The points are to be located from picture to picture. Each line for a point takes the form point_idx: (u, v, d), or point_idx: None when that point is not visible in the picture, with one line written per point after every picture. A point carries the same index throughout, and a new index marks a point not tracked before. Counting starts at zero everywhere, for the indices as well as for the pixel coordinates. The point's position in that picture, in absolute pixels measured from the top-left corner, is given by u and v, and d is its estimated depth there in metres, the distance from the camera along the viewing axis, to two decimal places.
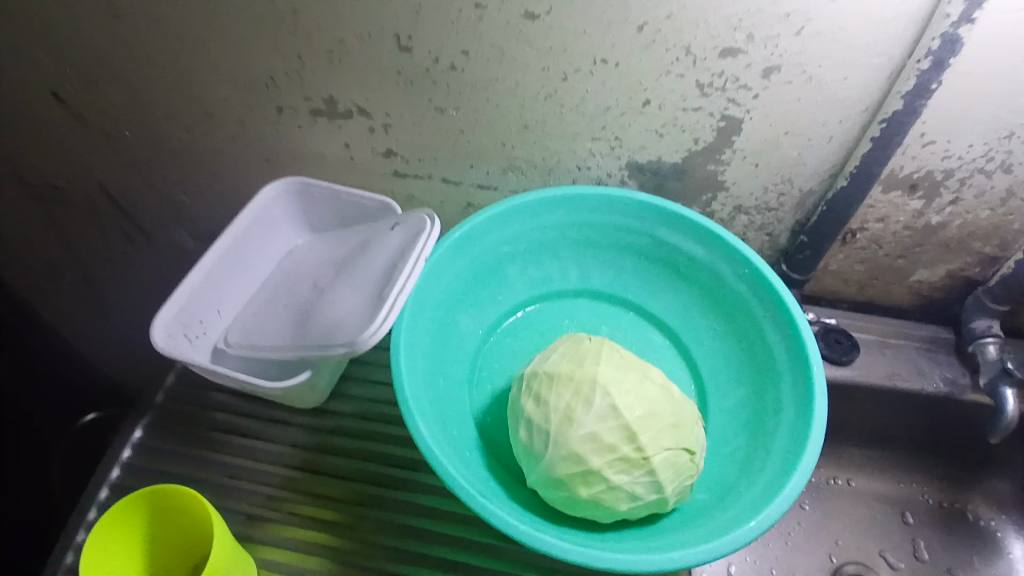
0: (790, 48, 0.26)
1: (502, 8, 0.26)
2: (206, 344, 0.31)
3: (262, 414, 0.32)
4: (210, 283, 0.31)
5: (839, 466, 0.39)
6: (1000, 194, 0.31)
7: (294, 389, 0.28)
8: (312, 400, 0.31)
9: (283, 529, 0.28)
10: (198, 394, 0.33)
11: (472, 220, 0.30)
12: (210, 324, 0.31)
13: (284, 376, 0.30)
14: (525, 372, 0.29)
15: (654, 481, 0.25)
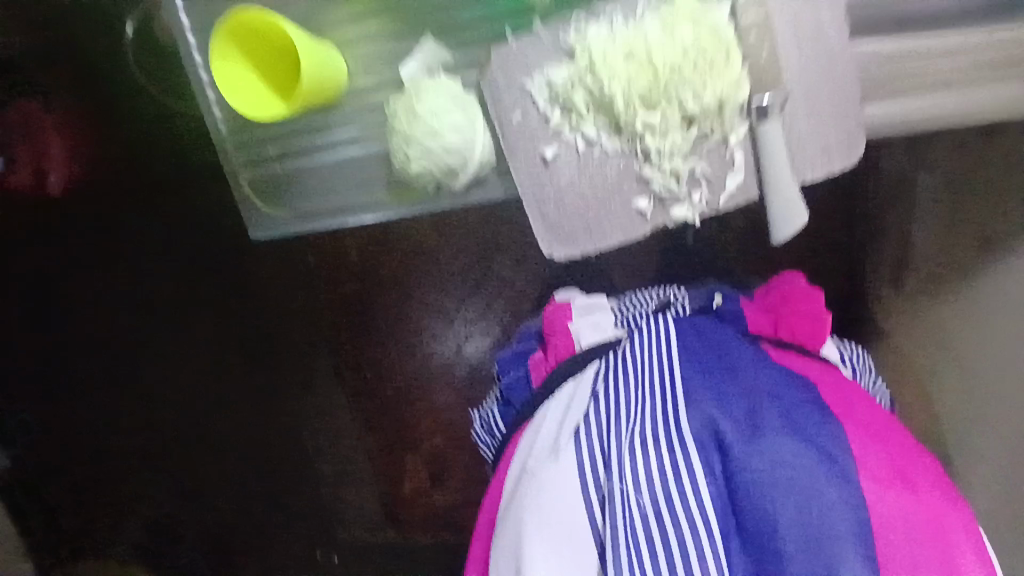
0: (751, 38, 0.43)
1: (501, 104, 0.48)
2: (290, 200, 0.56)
3: (237, 192, 0.56)
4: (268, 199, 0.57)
5: (533, 163, 0.48)
6: (710, 115, 0.44)
7: (250, 213, 0.58)
8: (256, 225, 0.58)
9: (278, 199, 0.56)
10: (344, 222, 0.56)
11: (414, 52, 0.50)
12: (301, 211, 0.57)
13: (253, 215, 0.58)
14: (393, 109, 0.48)
15: (373, 80, 0.51)
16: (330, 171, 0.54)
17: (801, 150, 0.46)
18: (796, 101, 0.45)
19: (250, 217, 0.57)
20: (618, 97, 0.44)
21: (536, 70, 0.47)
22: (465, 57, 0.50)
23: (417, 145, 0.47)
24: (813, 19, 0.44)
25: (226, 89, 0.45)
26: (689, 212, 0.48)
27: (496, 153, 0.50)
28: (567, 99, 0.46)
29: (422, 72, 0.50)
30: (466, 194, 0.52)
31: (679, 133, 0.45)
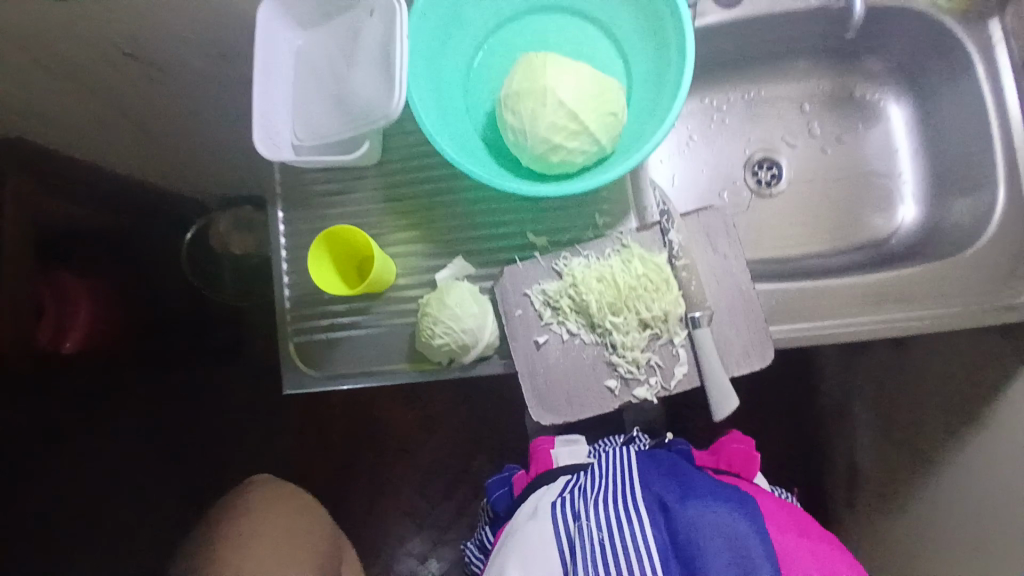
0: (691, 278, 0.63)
1: (508, 304, 0.65)
2: (330, 360, 0.69)
3: (285, 353, 0.69)
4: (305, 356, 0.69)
5: (529, 348, 0.64)
6: (659, 324, 0.62)
7: (290, 373, 0.69)
8: (292, 383, 0.69)
9: (319, 361, 0.69)
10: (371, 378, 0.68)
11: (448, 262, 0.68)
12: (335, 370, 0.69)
13: (292, 375, 0.69)
14: (426, 297, 0.64)
15: (413, 277, 0.69)
16: (364, 342, 0.69)
17: (728, 352, 0.62)
18: (726, 323, 0.62)
19: (290, 376, 0.69)
20: (592, 303, 0.62)
21: (535, 282, 0.65)
22: (483, 269, 0.68)
23: (441, 323, 0.62)
24: (725, 266, 0.63)
25: (316, 280, 0.61)
26: (649, 391, 0.61)
27: (499, 336, 0.66)
28: (556, 303, 0.63)
29: (450, 277, 0.67)
30: (472, 366, 0.66)
31: (637, 331, 0.62)
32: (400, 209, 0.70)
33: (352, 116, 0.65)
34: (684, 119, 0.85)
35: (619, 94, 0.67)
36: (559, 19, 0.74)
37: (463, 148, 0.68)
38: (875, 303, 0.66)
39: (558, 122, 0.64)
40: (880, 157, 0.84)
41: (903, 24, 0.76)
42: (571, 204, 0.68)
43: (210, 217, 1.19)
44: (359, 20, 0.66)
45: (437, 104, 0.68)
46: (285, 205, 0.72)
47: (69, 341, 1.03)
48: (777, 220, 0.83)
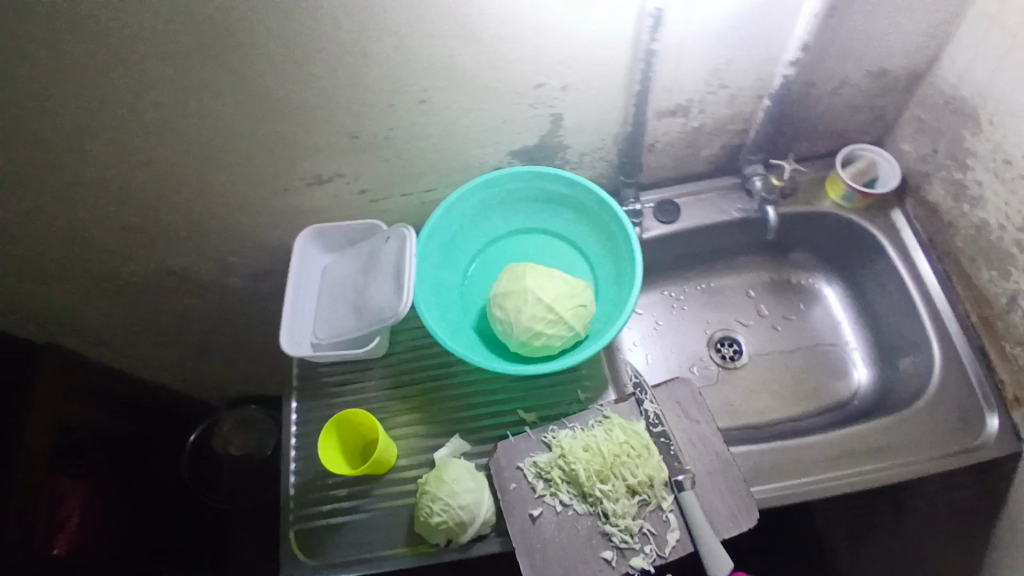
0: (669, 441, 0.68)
1: (502, 479, 0.68)
2: (328, 548, 0.69)
3: (283, 542, 0.70)
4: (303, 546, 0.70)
5: (525, 522, 0.66)
6: (647, 490, 0.65)
7: (286, 565, 0.69)
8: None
9: (318, 550, 0.69)
10: (369, 567, 0.68)
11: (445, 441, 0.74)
12: (332, 561, 0.69)
13: (289, 567, 0.69)
14: (426, 476, 0.68)
15: (412, 458, 0.74)
16: (363, 527, 0.70)
17: (715, 514, 0.64)
18: (708, 482, 0.66)
19: (287, 568, 0.68)
20: (581, 472, 0.66)
21: (526, 455, 0.70)
22: (479, 445, 0.73)
23: (439, 502, 0.65)
24: (699, 431, 0.69)
25: (325, 461, 0.68)
26: (645, 561, 0.63)
27: (495, 513, 0.68)
28: (548, 474, 0.67)
29: (448, 454, 0.72)
30: (469, 547, 0.67)
31: (626, 498, 0.65)
32: (402, 394, 0.78)
33: (367, 316, 0.78)
34: (649, 308, 0.99)
35: (588, 290, 0.80)
36: (537, 238, 0.92)
37: (459, 339, 0.79)
38: (843, 457, 0.71)
39: (538, 314, 0.76)
40: (824, 332, 0.96)
41: (812, 225, 0.95)
42: (555, 381, 0.77)
43: (216, 416, 1.24)
44: (376, 246, 0.84)
45: (434, 303, 0.82)
46: (297, 395, 0.80)
47: (59, 543, 0.98)
48: (747, 392, 0.91)
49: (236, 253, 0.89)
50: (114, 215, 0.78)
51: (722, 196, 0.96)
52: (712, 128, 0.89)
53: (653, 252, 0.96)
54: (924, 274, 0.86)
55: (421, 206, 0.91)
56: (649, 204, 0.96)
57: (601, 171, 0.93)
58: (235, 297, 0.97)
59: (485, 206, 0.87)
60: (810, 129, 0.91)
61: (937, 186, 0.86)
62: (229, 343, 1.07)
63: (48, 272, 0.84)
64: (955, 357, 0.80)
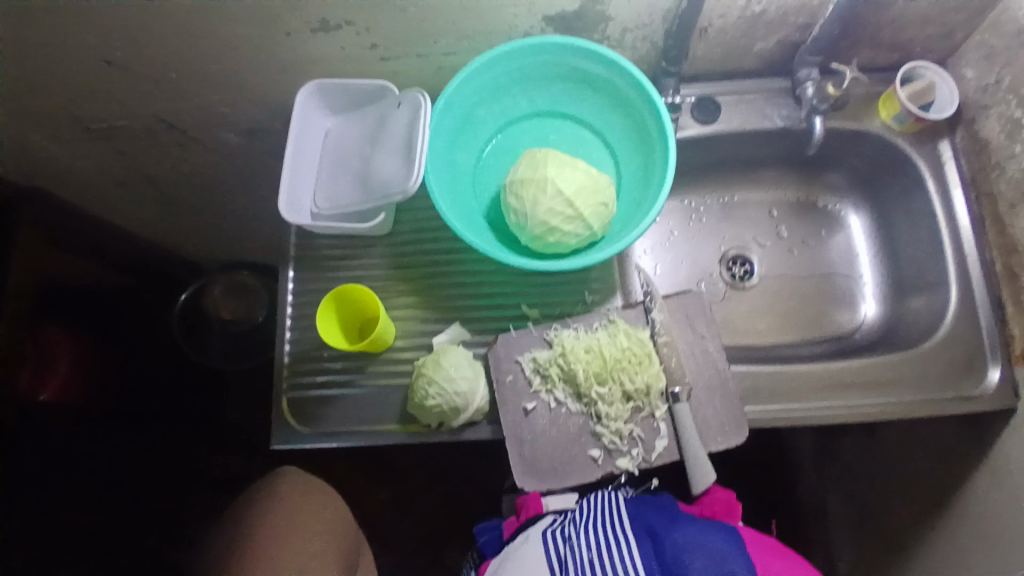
0: (671, 352, 0.68)
1: (500, 371, 0.68)
2: (321, 417, 0.70)
3: (277, 408, 0.71)
4: (297, 412, 0.71)
5: (519, 414, 0.66)
6: (642, 398, 0.66)
7: (280, 429, 0.70)
8: (280, 439, 0.70)
9: (311, 418, 0.70)
10: (361, 438, 0.69)
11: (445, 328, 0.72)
12: (325, 428, 0.70)
13: (283, 431, 0.70)
14: (423, 360, 0.68)
15: (409, 341, 0.73)
16: (358, 402, 0.71)
17: (706, 426, 0.65)
18: (703, 395, 0.66)
19: (280, 431, 0.70)
20: (580, 373, 0.65)
21: (526, 350, 0.69)
22: (479, 335, 0.72)
23: (435, 384, 0.65)
24: (703, 346, 0.68)
25: (322, 333, 0.66)
26: (631, 461, 0.64)
27: (490, 402, 0.68)
28: (546, 371, 0.67)
29: (447, 342, 0.71)
30: (460, 430, 0.68)
31: (620, 403, 0.65)
32: (404, 276, 0.75)
33: (372, 189, 0.73)
34: (667, 216, 0.94)
35: (610, 188, 0.75)
36: (561, 123, 0.84)
37: (469, 226, 0.75)
38: (841, 388, 0.72)
39: (556, 208, 0.71)
40: (843, 261, 0.92)
41: (859, 146, 0.87)
42: (565, 280, 0.74)
43: (206, 279, 1.22)
44: (385, 112, 0.76)
45: (444, 183, 0.76)
46: (294, 266, 0.77)
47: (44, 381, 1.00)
48: (751, 312, 0.90)
49: (229, 104, 0.80)
50: (90, 46, 0.69)
51: (768, 101, 0.87)
52: (775, 20, 0.78)
53: (681, 153, 0.89)
54: (960, 214, 0.81)
55: (437, 72, 0.81)
56: (688, 99, 0.87)
57: (643, 54, 0.83)
58: (228, 153, 0.90)
59: (510, 80, 0.78)
60: (886, 34, 0.80)
61: (992, 122, 0.78)
62: (221, 201, 1.01)
63: (21, 106, 0.76)
64: (971, 301, 0.77)
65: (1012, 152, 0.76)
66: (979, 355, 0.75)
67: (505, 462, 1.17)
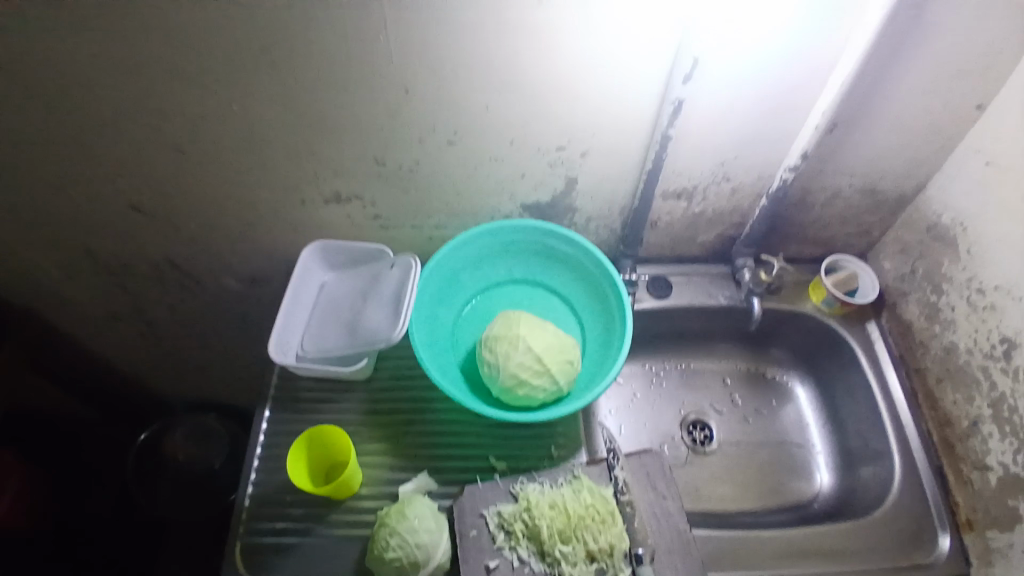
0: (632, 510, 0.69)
1: (463, 524, 0.68)
2: (272, 569, 0.67)
3: (228, 558, 0.67)
4: (247, 563, 0.67)
5: (479, 572, 0.65)
6: (604, 558, 0.65)
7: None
8: None
9: (263, 569, 0.67)
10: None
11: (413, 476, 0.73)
12: None
13: None
14: (389, 508, 0.67)
15: (375, 489, 0.72)
16: (314, 552, 0.68)
17: None
18: (665, 558, 0.66)
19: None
20: (543, 529, 0.65)
21: (491, 503, 0.69)
22: (445, 486, 0.73)
23: (397, 536, 0.64)
24: (665, 506, 0.70)
25: (291, 474, 0.66)
26: None
27: (451, 558, 0.67)
28: (510, 525, 0.67)
29: (412, 491, 0.71)
30: None
31: (583, 563, 0.65)
32: (377, 421, 0.78)
33: (358, 337, 0.79)
34: (629, 378, 1.01)
35: (576, 348, 0.82)
36: (535, 291, 0.94)
37: (444, 376, 0.80)
38: (803, 556, 0.72)
39: (526, 363, 0.77)
40: (794, 431, 0.98)
41: (794, 325, 0.99)
42: (532, 434, 0.78)
43: (172, 421, 1.19)
44: (379, 271, 0.86)
45: (425, 336, 0.83)
46: (270, 406, 0.79)
47: None
48: (711, 477, 0.92)
49: (239, 254, 0.90)
50: (129, 197, 0.79)
51: (713, 282, 1.00)
52: (713, 218, 0.94)
53: (641, 323, 0.99)
54: (894, 387, 0.89)
55: (428, 241, 0.93)
56: (644, 277, 1.00)
57: (605, 238, 0.98)
58: (226, 296, 0.97)
59: (491, 252, 0.90)
60: (803, 234, 0.97)
61: (912, 306, 0.91)
62: (208, 340, 1.06)
63: (49, 240, 0.84)
64: (915, 470, 0.82)
65: (933, 333, 0.87)
66: (930, 524, 0.77)
67: None
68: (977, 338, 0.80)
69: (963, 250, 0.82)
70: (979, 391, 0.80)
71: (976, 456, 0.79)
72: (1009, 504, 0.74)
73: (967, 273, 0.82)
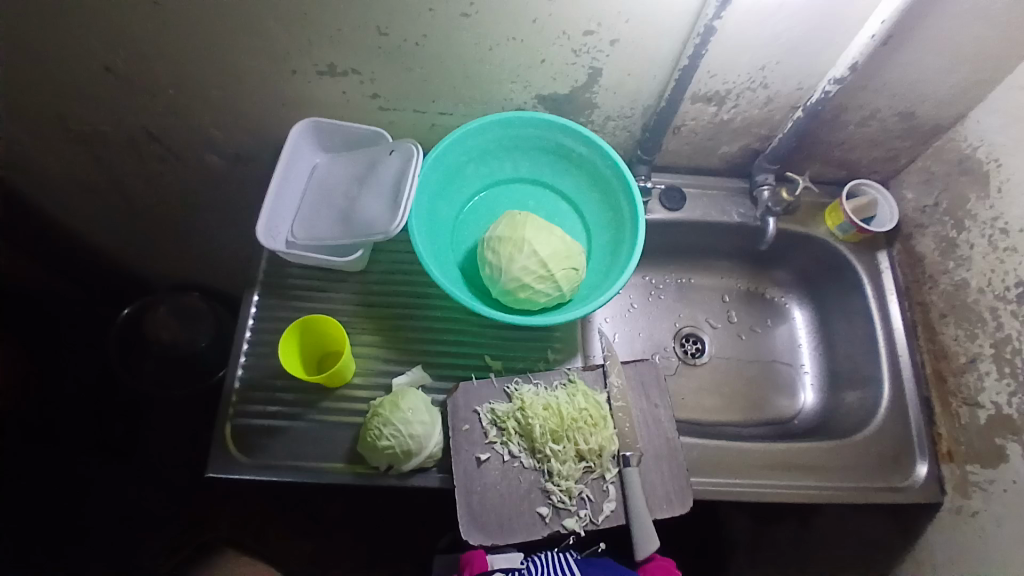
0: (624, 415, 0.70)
1: (456, 419, 0.68)
2: (266, 448, 0.67)
3: (220, 436, 0.67)
4: (240, 442, 0.68)
5: (471, 463, 0.66)
6: (593, 458, 0.67)
7: (219, 458, 0.66)
8: (218, 469, 0.66)
9: (255, 448, 0.67)
10: (305, 477, 0.66)
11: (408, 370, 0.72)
12: (269, 460, 0.67)
13: (222, 460, 0.66)
14: (382, 399, 0.67)
15: (368, 379, 0.72)
16: (307, 436, 0.68)
17: (653, 491, 0.67)
18: (652, 461, 0.68)
19: (220, 459, 0.66)
20: (536, 428, 0.66)
21: (485, 400, 0.69)
22: (439, 381, 0.72)
23: (390, 426, 0.64)
24: (655, 413, 0.71)
25: (283, 360, 0.65)
26: (578, 523, 0.64)
27: (442, 449, 0.68)
28: (503, 422, 0.67)
29: (406, 383, 0.71)
30: (409, 475, 0.67)
31: (573, 462, 0.66)
32: (372, 314, 0.76)
33: (354, 226, 0.74)
34: (628, 289, 0.99)
35: (582, 255, 0.79)
36: (541, 191, 0.89)
37: (443, 273, 0.77)
38: (783, 469, 0.75)
39: (529, 267, 0.74)
40: (785, 351, 0.99)
41: (803, 249, 0.96)
42: (530, 337, 0.77)
43: (152, 298, 1.18)
44: (377, 157, 0.80)
45: (425, 230, 0.78)
46: (260, 291, 0.76)
47: None
48: (699, 389, 0.94)
49: (224, 128, 0.82)
50: (98, 53, 0.70)
51: (728, 197, 0.96)
52: (739, 128, 0.87)
53: (650, 235, 0.96)
54: (894, 317, 0.89)
55: (430, 128, 0.86)
56: (657, 186, 0.94)
57: (621, 141, 0.91)
58: (211, 174, 0.90)
59: (499, 146, 0.84)
60: (830, 154, 0.91)
61: (928, 239, 0.88)
62: (195, 221, 1.00)
63: (9, 99, 0.75)
64: (902, 399, 0.83)
65: (945, 268, 0.86)
66: (908, 450, 0.81)
67: (442, 522, 1.13)
68: (992, 278, 0.79)
69: (994, 187, 0.79)
70: (984, 330, 0.80)
71: (968, 392, 0.80)
72: (984, 433, 0.77)
73: (993, 212, 0.79)
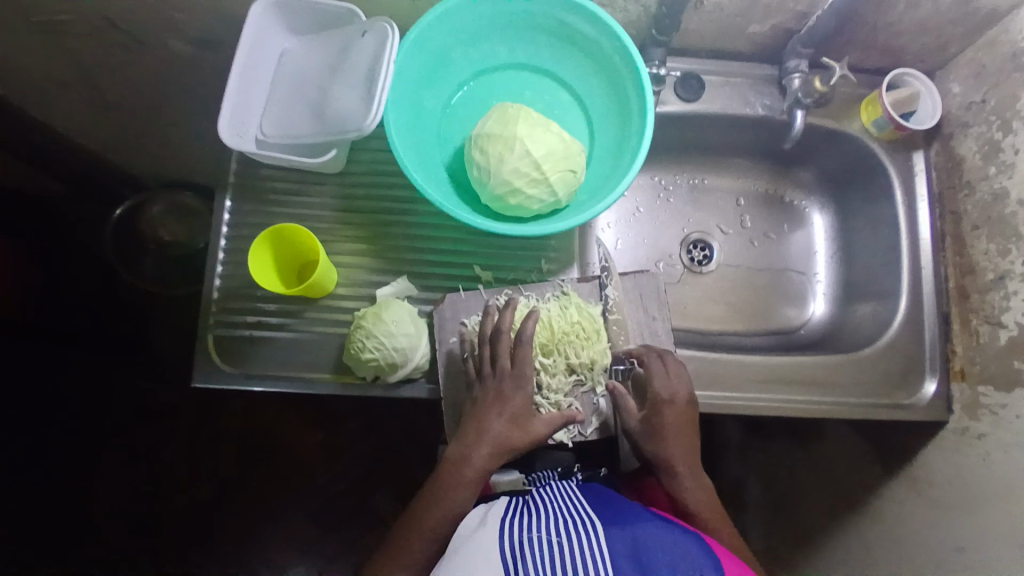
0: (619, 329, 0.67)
1: (443, 331, 0.66)
2: (251, 358, 0.66)
3: (203, 346, 0.66)
4: (225, 351, 0.66)
5: (458, 376, 0.65)
6: (584, 373, 0.65)
7: (205, 367, 0.66)
8: (204, 377, 0.65)
9: (240, 358, 0.66)
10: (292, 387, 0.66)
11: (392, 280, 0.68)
12: (255, 369, 0.66)
13: (208, 370, 0.66)
14: (365, 310, 0.64)
15: (352, 289, 0.69)
16: (291, 346, 0.67)
17: None
18: None
19: (205, 368, 0.66)
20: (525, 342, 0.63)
21: (473, 312, 0.66)
22: (426, 292, 0.69)
23: (373, 337, 0.62)
24: (653, 327, 0.67)
25: (255, 270, 0.61)
26: (566, 435, 0.64)
27: (430, 361, 0.66)
28: None
29: (391, 294, 0.68)
30: (396, 386, 0.66)
31: (563, 375, 0.64)
32: (353, 219, 0.71)
33: (327, 123, 0.67)
34: (634, 191, 0.92)
35: (581, 155, 0.71)
36: (540, 81, 0.79)
37: (427, 176, 0.70)
38: (782, 385, 0.73)
39: (521, 169, 0.67)
40: (800, 256, 0.93)
41: (830, 146, 0.87)
42: (522, 245, 0.72)
43: (146, 196, 1.14)
44: (349, 39, 0.70)
45: (406, 127, 0.71)
46: (234, 195, 0.71)
47: None
48: (703, 297, 0.90)
49: (177, 9, 0.72)
50: None
51: (753, 86, 0.85)
52: (771, 3, 0.74)
53: (661, 130, 0.86)
54: (921, 224, 0.81)
55: (411, 5, 0.75)
56: (672, 73, 0.83)
57: (634, 18, 0.78)
58: (173, 63, 0.81)
59: (489, 26, 0.73)
60: (877, 36, 0.78)
61: (969, 140, 0.78)
62: (166, 118, 0.93)
63: None
64: (919, 312, 0.79)
65: (985, 174, 0.77)
66: (918, 368, 0.78)
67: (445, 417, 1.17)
68: None
69: None
70: (1019, 244, 0.72)
71: (991, 310, 0.75)
72: (1001, 353, 0.73)
73: None
